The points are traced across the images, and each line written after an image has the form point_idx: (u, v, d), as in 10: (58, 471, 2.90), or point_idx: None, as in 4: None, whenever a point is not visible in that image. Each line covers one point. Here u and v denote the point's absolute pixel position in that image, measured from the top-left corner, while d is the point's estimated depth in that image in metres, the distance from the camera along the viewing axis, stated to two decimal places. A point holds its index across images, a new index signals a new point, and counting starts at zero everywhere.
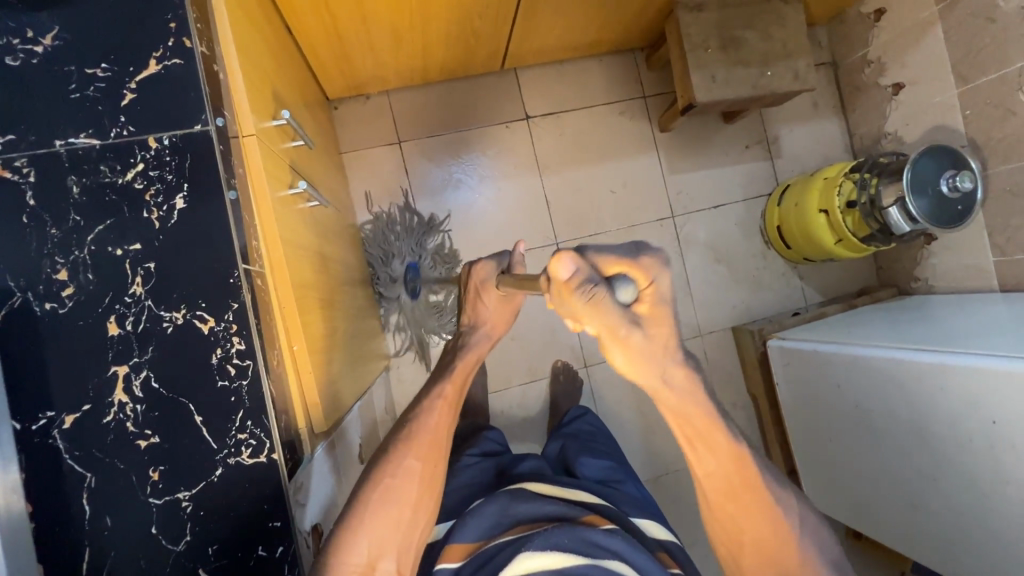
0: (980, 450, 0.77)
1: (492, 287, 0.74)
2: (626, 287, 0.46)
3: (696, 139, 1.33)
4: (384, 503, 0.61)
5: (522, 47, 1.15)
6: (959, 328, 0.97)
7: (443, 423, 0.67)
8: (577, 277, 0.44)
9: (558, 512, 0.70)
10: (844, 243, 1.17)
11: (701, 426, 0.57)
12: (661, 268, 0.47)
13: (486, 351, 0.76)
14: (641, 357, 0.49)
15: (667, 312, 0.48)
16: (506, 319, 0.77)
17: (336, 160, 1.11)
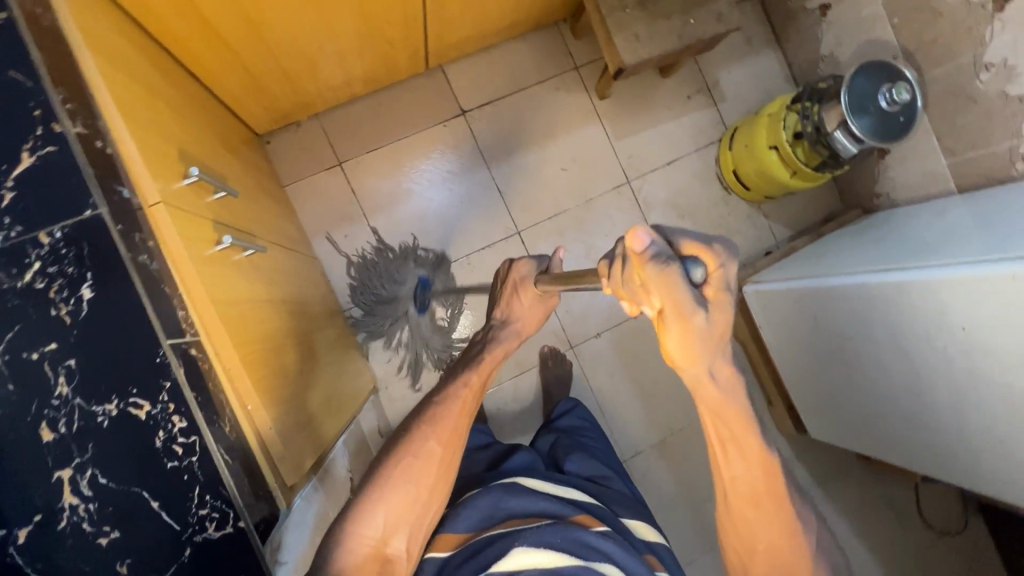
0: (959, 357, 0.77)
1: (530, 284, 0.83)
2: (697, 271, 0.46)
3: (638, 99, 1.31)
4: (405, 480, 0.69)
5: (443, 43, 1.13)
6: (925, 237, 0.97)
7: (465, 409, 0.75)
8: (650, 251, 0.45)
9: (552, 508, 0.71)
10: (799, 175, 1.16)
11: (734, 425, 0.57)
12: (729, 258, 0.48)
13: (514, 346, 0.85)
14: (697, 346, 0.48)
15: (729, 301, 0.48)
16: (538, 318, 0.87)
17: (277, 196, 1.09)
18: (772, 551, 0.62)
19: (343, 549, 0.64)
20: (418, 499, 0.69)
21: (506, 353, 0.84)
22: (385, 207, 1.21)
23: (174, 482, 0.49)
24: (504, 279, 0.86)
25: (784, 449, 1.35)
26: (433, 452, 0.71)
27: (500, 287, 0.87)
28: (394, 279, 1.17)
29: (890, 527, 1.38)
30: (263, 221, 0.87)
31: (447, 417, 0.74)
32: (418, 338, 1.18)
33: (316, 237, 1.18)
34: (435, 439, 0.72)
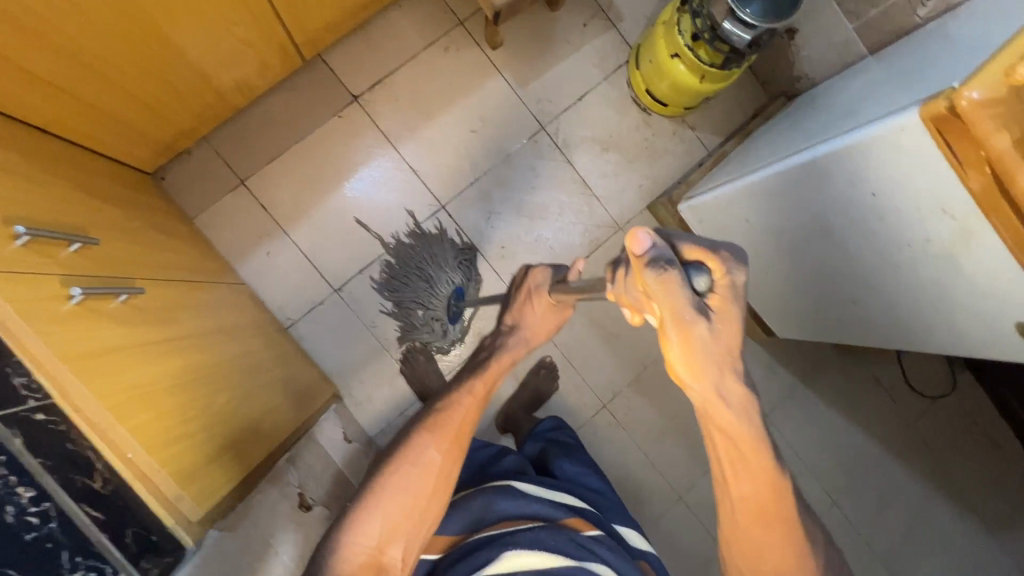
0: (876, 227, 0.72)
1: (545, 292, 0.80)
2: (701, 280, 0.48)
3: (532, 39, 1.25)
4: (404, 488, 0.70)
5: (310, 31, 1.06)
6: (841, 109, 0.93)
7: (468, 415, 0.75)
8: (650, 253, 0.47)
9: (542, 511, 0.84)
10: (707, 79, 1.11)
11: (747, 450, 0.55)
12: (736, 267, 0.49)
13: (521, 354, 0.81)
14: (702, 359, 0.49)
15: (735, 311, 0.49)
16: (550, 327, 0.83)
17: (182, 230, 1.05)
18: (780, 571, 0.60)
19: (340, 555, 0.67)
20: (417, 508, 0.70)
21: (514, 360, 0.80)
22: (300, 215, 1.17)
23: (34, 552, 0.52)
24: (517, 284, 0.83)
25: (760, 356, 1.34)
26: (435, 460, 0.72)
27: (513, 293, 0.84)
28: (430, 278, 1.17)
29: (881, 404, 1.39)
30: (154, 260, 0.83)
31: (448, 424, 0.74)
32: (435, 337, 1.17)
33: (238, 261, 1.14)
34: (437, 445, 0.72)
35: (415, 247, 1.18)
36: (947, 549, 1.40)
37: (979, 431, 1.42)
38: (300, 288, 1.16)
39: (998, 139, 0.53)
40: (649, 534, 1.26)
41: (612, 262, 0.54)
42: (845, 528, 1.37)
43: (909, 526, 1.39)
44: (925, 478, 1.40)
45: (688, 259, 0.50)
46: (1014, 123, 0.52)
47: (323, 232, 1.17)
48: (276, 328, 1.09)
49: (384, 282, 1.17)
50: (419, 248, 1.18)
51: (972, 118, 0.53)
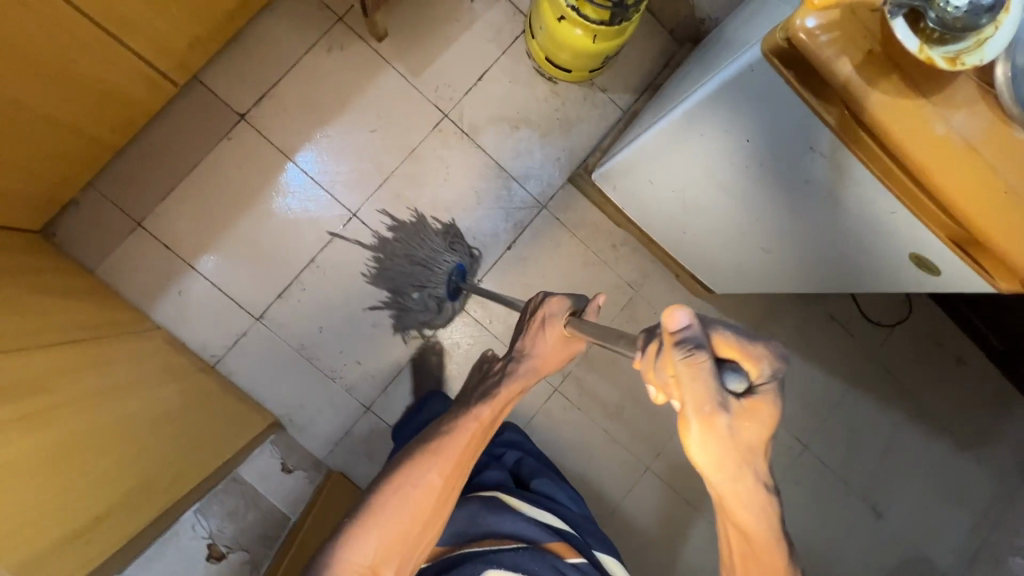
0: (763, 168, 0.69)
1: (560, 324, 0.70)
2: (737, 378, 0.42)
3: (418, 24, 1.18)
4: (401, 511, 0.64)
5: (174, 56, 1.00)
6: (729, 49, 0.88)
7: (472, 444, 0.67)
8: (686, 335, 0.41)
9: (528, 531, 0.83)
10: (600, 38, 1.05)
11: (764, 554, 0.49)
12: (776, 367, 0.43)
13: (530, 385, 0.72)
14: (727, 462, 0.43)
15: (772, 415, 0.43)
16: (560, 359, 0.72)
17: (77, 284, 0.99)
18: None
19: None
20: (413, 530, 0.64)
21: (522, 391, 0.71)
22: (205, 248, 1.12)
23: None
24: (531, 312, 0.73)
25: (709, 312, 1.31)
26: (434, 486, 0.65)
27: (527, 318, 0.74)
28: (432, 253, 1.18)
29: (840, 340, 1.37)
30: (34, 323, 0.79)
31: (454, 448, 0.66)
32: (443, 320, 1.18)
33: (150, 306, 1.10)
34: (439, 470, 0.65)
35: (404, 246, 1.18)
36: (924, 472, 1.40)
37: (942, 349, 1.41)
38: (221, 322, 1.12)
39: (839, 67, 0.49)
40: (622, 509, 1.25)
41: (638, 335, 0.47)
42: (819, 469, 1.36)
43: (884, 456, 1.39)
44: (894, 407, 1.39)
45: (721, 356, 0.43)
46: (851, 47, 0.48)
47: (240, 257, 1.13)
48: (199, 368, 1.06)
49: (393, 237, 1.18)
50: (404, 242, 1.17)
51: (808, 51, 0.49)
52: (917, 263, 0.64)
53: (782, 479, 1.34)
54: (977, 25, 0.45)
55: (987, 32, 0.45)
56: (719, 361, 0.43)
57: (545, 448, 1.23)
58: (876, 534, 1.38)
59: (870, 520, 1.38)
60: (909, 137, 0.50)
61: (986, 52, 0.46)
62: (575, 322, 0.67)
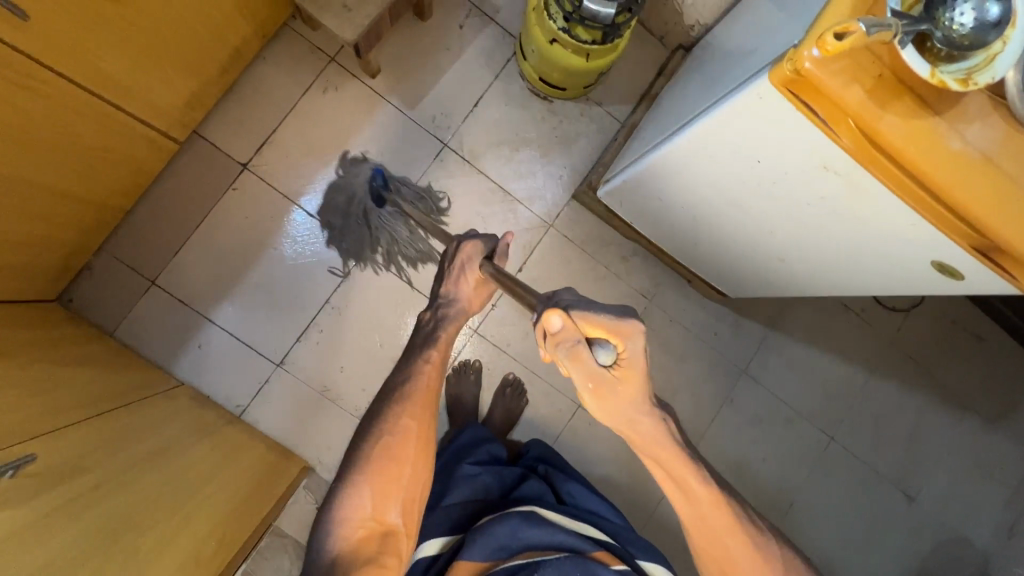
0: (773, 188, 0.69)
1: (478, 266, 0.82)
2: (605, 353, 0.60)
3: (409, 58, 1.19)
4: (387, 460, 0.75)
5: (172, 114, 1.01)
6: (727, 62, 0.88)
7: (432, 383, 0.80)
8: (560, 334, 0.58)
9: (568, 541, 0.87)
10: (593, 57, 1.05)
11: (676, 467, 0.69)
12: (637, 338, 0.60)
13: (461, 323, 0.86)
14: (610, 406, 0.64)
15: (638, 372, 0.61)
16: (479, 298, 0.85)
17: (98, 350, 1.00)
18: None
19: (340, 529, 0.73)
20: (404, 474, 0.75)
21: (458, 328, 0.85)
22: (220, 299, 1.13)
23: None
24: (449, 259, 0.83)
25: (723, 315, 1.31)
26: (410, 428, 0.77)
27: (447, 264, 0.84)
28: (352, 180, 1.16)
29: (857, 329, 1.37)
30: (65, 398, 0.81)
31: (415, 393, 0.79)
32: (392, 233, 1.16)
33: (170, 362, 1.11)
34: (410, 414, 0.77)
35: (348, 195, 1.16)
36: (953, 453, 1.40)
37: (960, 328, 1.40)
38: (242, 372, 1.13)
39: (849, 93, 0.49)
40: (656, 518, 1.26)
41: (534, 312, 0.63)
42: (847, 459, 1.36)
43: (911, 441, 1.39)
44: (917, 391, 1.39)
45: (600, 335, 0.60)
46: (860, 74, 0.48)
47: (254, 306, 1.14)
48: (227, 421, 1.06)
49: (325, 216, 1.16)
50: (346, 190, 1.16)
51: (817, 80, 0.49)
52: (940, 270, 0.63)
53: (812, 473, 1.35)
54: (984, 41, 0.47)
55: (995, 48, 0.47)
56: (592, 340, 0.60)
57: (574, 465, 1.23)
58: (910, 519, 1.38)
59: (902, 506, 1.38)
60: (925, 155, 0.50)
61: (996, 68, 0.47)
62: (490, 261, 0.80)
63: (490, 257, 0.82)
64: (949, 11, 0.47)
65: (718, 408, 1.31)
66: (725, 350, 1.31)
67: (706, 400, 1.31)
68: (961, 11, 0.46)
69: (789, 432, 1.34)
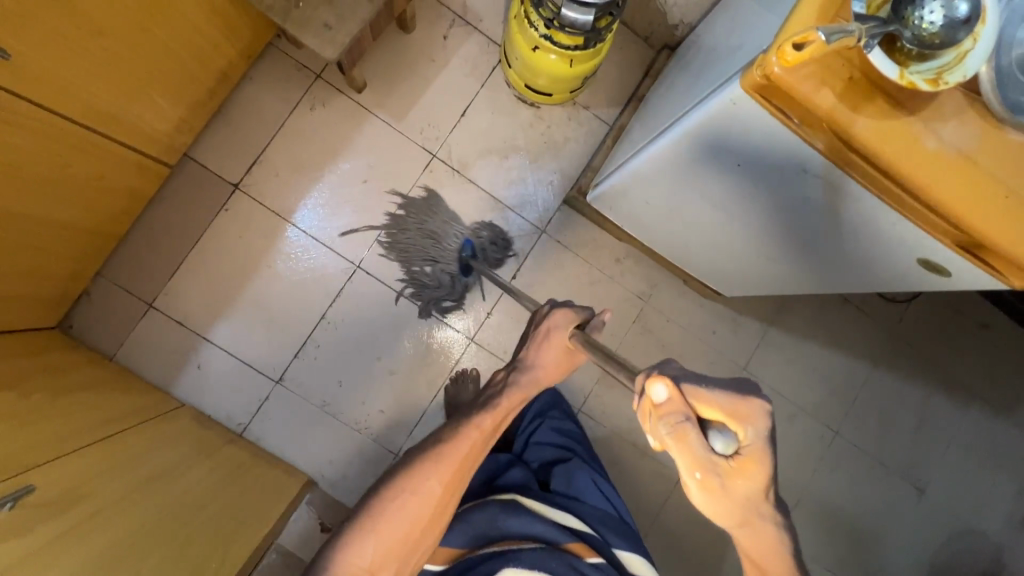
0: (755, 190, 0.69)
1: (562, 337, 0.76)
2: (725, 440, 0.55)
3: (395, 71, 1.19)
4: (398, 517, 0.75)
5: (161, 139, 1.02)
6: (708, 63, 0.87)
7: (471, 452, 0.78)
8: (668, 409, 0.53)
9: (545, 532, 0.87)
10: (575, 62, 1.04)
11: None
12: (761, 428, 0.54)
13: (531, 392, 0.80)
14: (724, 505, 0.57)
15: (760, 467, 0.56)
16: (562, 368, 0.79)
17: (98, 375, 1.01)
18: None
19: (335, 573, 0.72)
20: (409, 534, 0.75)
21: (524, 399, 0.79)
22: (216, 319, 1.14)
23: None
24: (536, 323, 0.79)
25: (722, 313, 1.30)
26: (432, 491, 0.76)
27: (534, 329, 0.80)
28: (443, 226, 1.20)
29: (858, 322, 1.35)
30: (65, 426, 0.81)
31: (451, 457, 0.78)
32: (448, 283, 1.19)
33: (170, 384, 1.12)
34: (437, 478, 0.77)
35: (421, 234, 1.20)
36: (961, 443, 1.39)
37: (963, 316, 1.39)
38: (241, 391, 1.14)
39: (821, 97, 0.48)
40: (660, 519, 1.25)
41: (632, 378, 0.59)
42: (853, 453, 1.35)
43: (918, 431, 1.37)
44: (922, 382, 1.37)
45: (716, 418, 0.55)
46: (830, 78, 0.48)
47: (251, 325, 1.15)
48: (229, 439, 1.07)
49: (403, 213, 1.19)
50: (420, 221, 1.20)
51: (787, 87, 0.48)
52: (925, 266, 0.62)
53: (817, 467, 1.33)
54: (954, 40, 0.46)
55: (965, 45, 0.46)
56: (709, 423, 0.55)
57: None
58: (920, 512, 1.37)
59: (911, 497, 1.37)
60: (901, 155, 0.49)
61: (967, 66, 0.46)
62: (582, 333, 0.75)
63: (580, 327, 0.77)
64: (917, 11, 0.46)
65: None
66: (725, 349, 1.30)
67: None
68: (930, 9, 0.46)
69: (793, 428, 1.33)
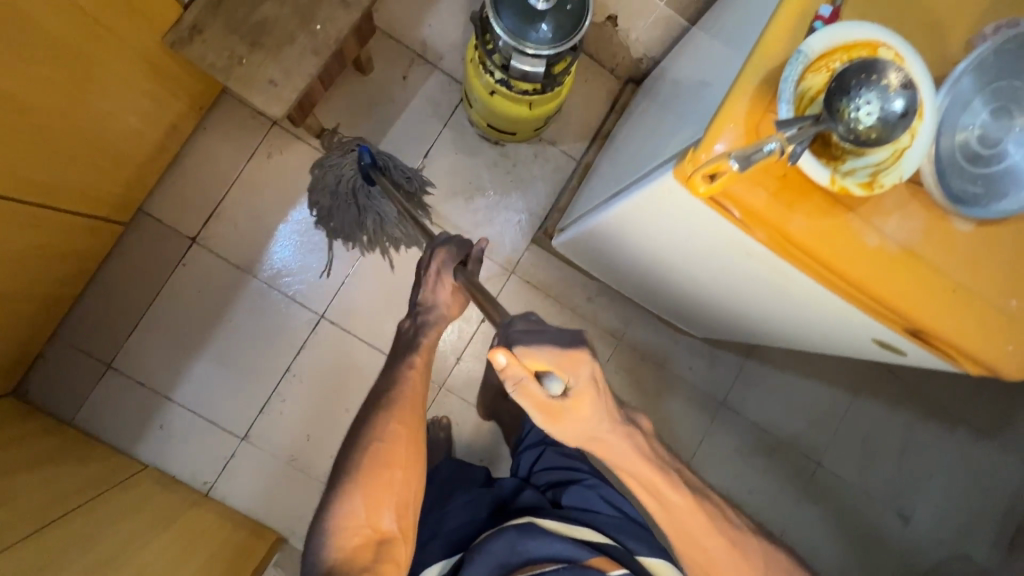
0: (703, 267, 0.66)
1: (449, 275, 0.81)
2: (557, 384, 0.57)
3: (353, 114, 1.16)
4: (377, 466, 0.71)
5: (107, 198, 0.99)
6: (661, 111, 0.85)
7: (417, 389, 0.78)
8: (507, 370, 0.54)
9: (567, 549, 0.78)
10: (534, 105, 1.01)
11: (652, 480, 0.67)
12: (588, 365, 0.56)
13: (444, 329, 0.85)
14: (574, 429, 0.60)
15: (596, 401, 0.58)
16: (457, 305, 0.85)
17: (54, 443, 0.98)
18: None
19: (331, 542, 0.68)
20: (396, 480, 0.72)
21: (441, 334, 0.84)
22: (178, 377, 1.11)
23: None
24: (426, 266, 0.83)
25: (698, 348, 1.28)
26: (398, 433, 0.74)
27: (422, 272, 0.84)
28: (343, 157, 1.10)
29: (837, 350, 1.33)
30: (16, 508, 0.79)
31: (402, 399, 0.76)
32: (380, 213, 1.11)
33: (133, 446, 1.09)
34: (396, 421, 0.74)
35: (331, 182, 1.10)
36: (946, 468, 1.37)
37: None
38: (206, 449, 1.11)
39: (754, 197, 0.46)
40: None
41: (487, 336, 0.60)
42: (837, 484, 1.33)
43: (902, 459, 1.35)
44: (905, 409, 1.35)
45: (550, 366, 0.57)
46: (764, 176, 0.45)
47: (214, 381, 1.12)
48: (193, 501, 1.05)
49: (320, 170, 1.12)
50: (330, 171, 1.11)
51: (715, 197, 0.46)
52: (881, 347, 0.59)
53: (801, 499, 1.31)
54: (891, 136, 0.44)
55: (903, 141, 0.44)
56: (543, 374, 0.56)
57: None
58: (907, 540, 1.35)
59: (898, 526, 1.35)
60: (841, 253, 0.47)
61: (905, 166, 0.44)
62: (461, 268, 0.79)
63: (463, 263, 0.81)
64: (851, 103, 0.43)
65: (699, 442, 1.28)
66: (703, 382, 1.28)
67: (687, 437, 1.28)
68: (865, 101, 0.43)
69: (775, 460, 1.31)
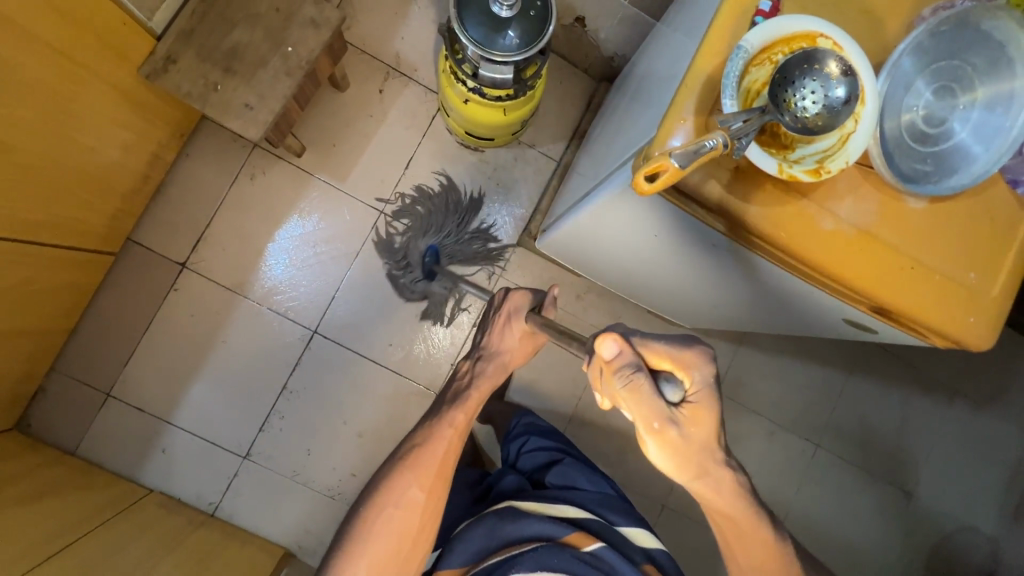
0: (677, 259, 0.67)
1: (523, 318, 0.81)
2: (672, 389, 0.57)
3: (333, 131, 1.18)
4: (388, 531, 0.75)
5: (95, 230, 1.00)
6: (630, 106, 0.86)
7: (449, 448, 0.80)
8: (617, 359, 0.55)
9: (544, 529, 0.78)
10: (508, 110, 1.03)
11: (743, 521, 0.67)
12: (706, 367, 0.58)
13: (499, 378, 0.84)
14: (682, 450, 0.59)
15: (708, 414, 0.58)
16: (526, 351, 0.85)
17: (57, 473, 0.99)
18: None
19: None
20: (399, 552, 0.75)
21: (493, 386, 0.84)
22: (177, 401, 1.13)
23: None
24: (496, 308, 0.84)
25: None
26: (416, 498, 0.77)
27: (494, 314, 0.84)
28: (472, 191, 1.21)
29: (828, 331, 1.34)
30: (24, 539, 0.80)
31: (428, 462, 0.79)
32: (467, 250, 1.20)
33: (137, 472, 1.11)
34: (417, 485, 0.78)
35: (449, 214, 1.20)
36: (945, 440, 1.37)
37: None
38: (209, 470, 1.13)
39: (707, 188, 0.47)
40: None
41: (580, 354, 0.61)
42: (836, 462, 1.33)
43: (901, 434, 1.36)
44: (900, 385, 1.36)
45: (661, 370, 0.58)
46: (716, 169, 0.46)
47: (213, 403, 1.13)
48: (199, 522, 1.06)
49: (439, 192, 1.20)
50: (447, 199, 1.20)
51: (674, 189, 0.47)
52: (852, 325, 0.61)
53: (802, 481, 1.32)
54: (836, 123, 0.46)
55: (848, 126, 0.45)
56: (657, 375, 0.58)
57: None
58: (909, 514, 1.35)
59: (900, 501, 1.35)
60: (799, 237, 0.48)
61: (851, 149, 0.45)
62: (535, 313, 0.79)
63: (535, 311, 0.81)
64: (796, 93, 0.45)
65: None
66: None
67: None
68: (809, 90, 0.45)
69: (772, 444, 1.32)
